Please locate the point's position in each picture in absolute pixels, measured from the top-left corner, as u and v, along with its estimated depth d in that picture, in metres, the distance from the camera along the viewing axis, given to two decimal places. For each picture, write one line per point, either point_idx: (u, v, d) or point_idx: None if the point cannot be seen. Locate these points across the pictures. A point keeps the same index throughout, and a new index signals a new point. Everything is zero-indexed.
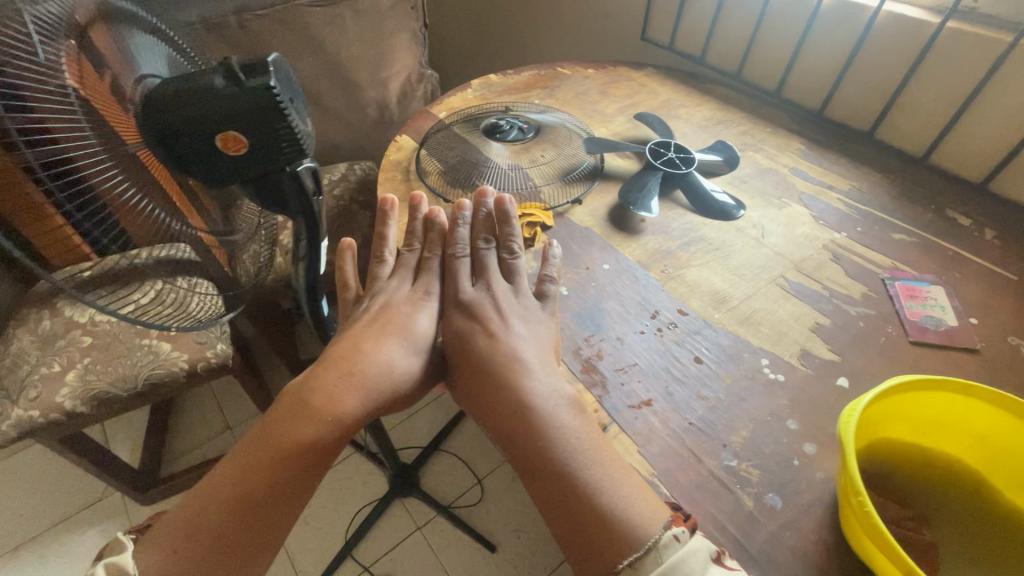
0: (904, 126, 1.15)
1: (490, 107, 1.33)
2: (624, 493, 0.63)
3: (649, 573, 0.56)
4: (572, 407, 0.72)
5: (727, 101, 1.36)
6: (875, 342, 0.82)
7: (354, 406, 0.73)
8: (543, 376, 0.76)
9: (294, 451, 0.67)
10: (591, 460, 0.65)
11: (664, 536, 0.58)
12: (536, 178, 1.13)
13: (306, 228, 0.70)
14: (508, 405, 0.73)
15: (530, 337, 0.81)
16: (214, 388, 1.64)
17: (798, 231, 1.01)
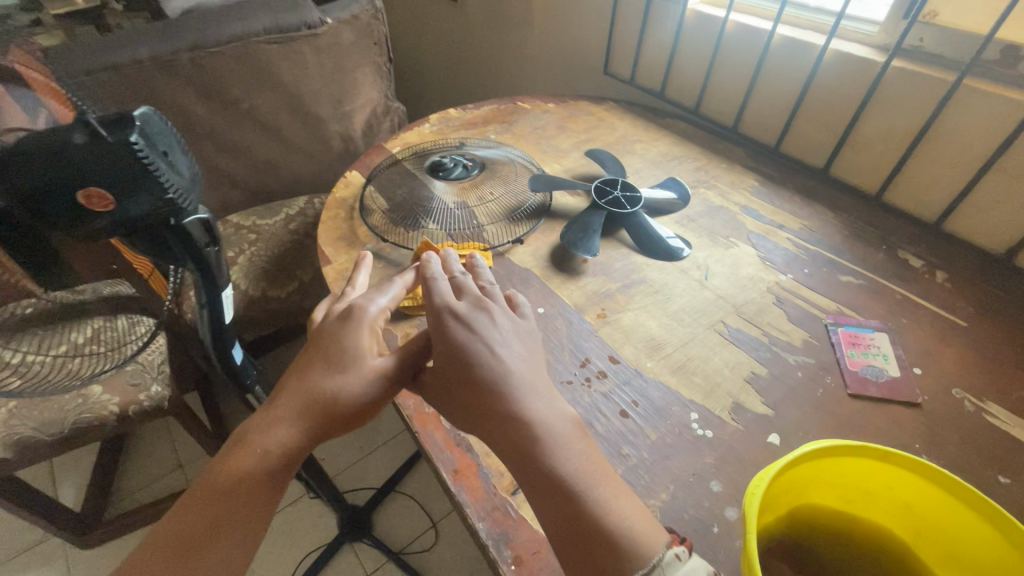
0: (857, 162, 1.13)
1: (443, 144, 1.32)
2: (620, 515, 0.55)
3: None
4: (562, 421, 0.62)
5: (684, 136, 1.34)
6: (812, 395, 0.78)
7: (295, 427, 0.62)
8: (523, 386, 0.63)
9: (237, 491, 0.59)
10: (583, 483, 0.57)
11: (665, 555, 0.52)
12: (480, 215, 1.10)
13: (200, 276, 0.69)
14: (489, 422, 0.62)
15: (508, 350, 0.66)
16: (169, 424, 1.60)
17: (743, 273, 0.98)
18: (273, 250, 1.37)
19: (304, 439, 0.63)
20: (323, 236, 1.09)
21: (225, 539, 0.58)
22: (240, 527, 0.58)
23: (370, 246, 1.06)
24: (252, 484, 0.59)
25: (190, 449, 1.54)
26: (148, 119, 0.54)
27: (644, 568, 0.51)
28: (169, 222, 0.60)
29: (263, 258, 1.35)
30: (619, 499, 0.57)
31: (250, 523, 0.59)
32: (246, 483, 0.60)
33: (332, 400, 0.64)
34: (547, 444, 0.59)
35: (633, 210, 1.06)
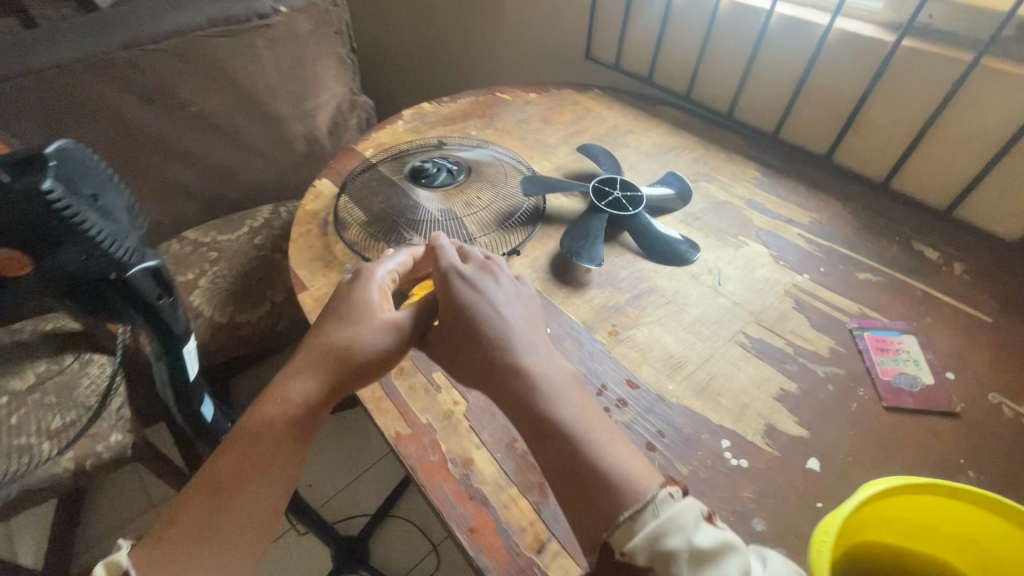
0: (862, 149, 1.07)
1: (421, 143, 1.20)
2: (618, 460, 0.55)
3: (643, 529, 0.49)
4: (562, 373, 0.63)
5: (677, 125, 1.27)
6: (847, 410, 0.73)
7: (315, 380, 0.65)
8: (524, 341, 0.65)
9: (262, 441, 0.62)
10: (581, 429, 0.57)
11: (658, 493, 0.51)
12: (470, 224, 1.01)
13: (153, 329, 0.60)
14: (490, 370, 0.64)
15: (511, 310, 0.69)
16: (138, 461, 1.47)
17: (757, 275, 0.92)
18: (238, 269, 1.24)
19: (323, 394, 0.66)
20: (295, 257, 0.97)
21: (253, 486, 0.60)
22: (266, 477, 0.61)
23: (350, 266, 0.96)
24: (275, 434, 0.63)
25: (159, 490, 1.42)
26: (68, 157, 0.46)
27: (638, 506, 0.50)
28: (114, 280, 0.52)
29: (228, 279, 1.22)
30: (619, 449, 0.56)
31: (274, 474, 0.62)
32: (271, 434, 0.63)
33: (345, 357, 0.67)
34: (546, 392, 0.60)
35: (636, 212, 0.98)
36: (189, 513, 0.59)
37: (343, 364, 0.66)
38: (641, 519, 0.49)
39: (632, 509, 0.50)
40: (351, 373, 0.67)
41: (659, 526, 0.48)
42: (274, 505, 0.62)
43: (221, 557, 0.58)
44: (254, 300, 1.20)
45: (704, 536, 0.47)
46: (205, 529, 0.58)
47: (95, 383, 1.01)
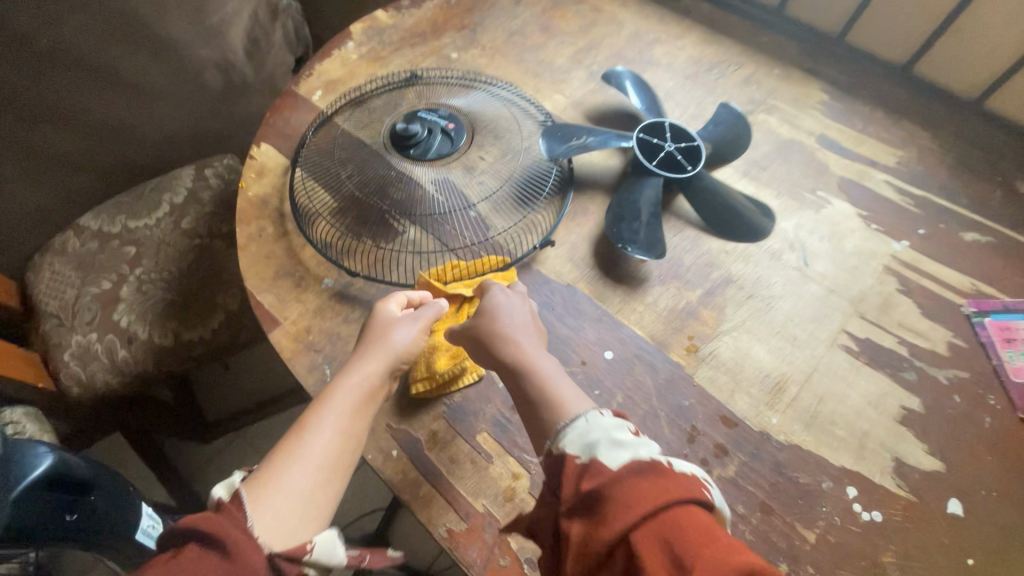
0: (955, 56, 0.86)
1: (391, 83, 0.90)
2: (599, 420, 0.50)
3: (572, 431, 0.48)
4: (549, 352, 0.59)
5: (712, 27, 0.99)
6: (980, 429, 0.61)
7: (381, 364, 0.59)
8: (525, 324, 0.60)
9: (334, 394, 0.56)
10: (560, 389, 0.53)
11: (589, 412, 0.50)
12: (478, 200, 0.76)
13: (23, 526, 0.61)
14: (487, 339, 0.58)
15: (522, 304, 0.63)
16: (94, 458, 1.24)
17: (847, 246, 0.74)
18: (170, 267, 0.96)
19: (389, 366, 0.59)
20: (252, 274, 0.72)
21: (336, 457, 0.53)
22: (343, 428, 0.55)
23: (331, 280, 0.71)
24: (352, 398, 0.56)
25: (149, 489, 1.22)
26: None
27: (569, 420, 0.50)
28: (20, 540, 0.60)
29: (159, 283, 0.95)
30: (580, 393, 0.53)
31: (350, 425, 0.55)
32: (341, 389, 0.57)
33: (398, 340, 0.60)
34: (513, 339, 0.57)
35: (696, 171, 0.75)
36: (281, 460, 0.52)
37: (399, 347, 0.60)
38: (570, 428, 0.49)
39: (566, 423, 0.50)
40: (406, 359, 0.61)
41: (583, 427, 0.48)
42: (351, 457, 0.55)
43: (307, 494, 0.51)
44: (201, 309, 0.94)
45: (622, 432, 0.47)
46: (289, 463, 0.52)
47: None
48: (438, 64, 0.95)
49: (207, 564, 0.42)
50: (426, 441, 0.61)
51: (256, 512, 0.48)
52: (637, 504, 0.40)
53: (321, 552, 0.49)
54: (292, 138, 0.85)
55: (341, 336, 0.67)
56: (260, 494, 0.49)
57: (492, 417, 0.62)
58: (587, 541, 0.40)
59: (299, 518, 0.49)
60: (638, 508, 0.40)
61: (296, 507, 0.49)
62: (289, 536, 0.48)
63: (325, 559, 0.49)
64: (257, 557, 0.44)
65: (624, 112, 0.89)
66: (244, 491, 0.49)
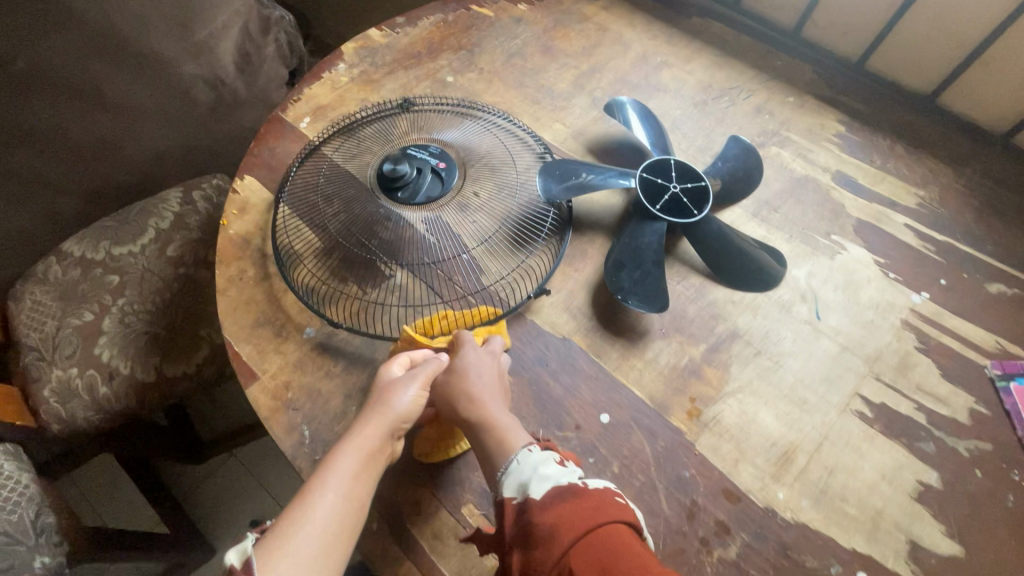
0: (984, 88, 0.80)
1: (383, 111, 0.86)
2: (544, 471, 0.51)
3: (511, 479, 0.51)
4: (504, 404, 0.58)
5: (723, 49, 0.94)
6: (1002, 509, 0.57)
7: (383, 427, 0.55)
8: (486, 376, 0.59)
9: (340, 456, 0.52)
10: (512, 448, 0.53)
11: (519, 454, 0.52)
12: (471, 242, 0.73)
13: None
14: (447, 398, 0.58)
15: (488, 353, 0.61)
16: (77, 479, 1.19)
17: (863, 298, 0.70)
18: (154, 297, 0.93)
19: (391, 427, 0.55)
20: (230, 321, 0.69)
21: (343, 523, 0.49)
22: (348, 493, 0.50)
23: (313, 330, 0.68)
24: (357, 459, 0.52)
25: (136, 514, 1.16)
26: None
27: (505, 463, 0.52)
28: None
29: (142, 314, 0.92)
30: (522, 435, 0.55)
31: (356, 490, 0.51)
32: (348, 451, 0.52)
33: (402, 401, 0.56)
34: (467, 390, 0.57)
35: (702, 215, 0.70)
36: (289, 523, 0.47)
37: (402, 410, 0.56)
38: (506, 474, 0.51)
39: (503, 471, 0.52)
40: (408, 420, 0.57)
41: (514, 470, 0.51)
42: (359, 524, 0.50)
43: (317, 563, 0.46)
44: (186, 342, 0.91)
45: (549, 465, 0.50)
46: (296, 528, 0.47)
47: (14, 493, 0.78)
48: (432, 89, 0.90)
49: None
50: (409, 513, 0.57)
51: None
52: (566, 535, 0.44)
53: None
54: (278, 170, 0.81)
55: (322, 393, 0.64)
56: (269, 563, 0.44)
57: (479, 487, 0.59)
58: (528, 572, 0.44)
59: None
60: (563, 539, 0.43)
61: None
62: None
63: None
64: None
65: (626, 144, 0.84)
66: (257, 558, 0.44)
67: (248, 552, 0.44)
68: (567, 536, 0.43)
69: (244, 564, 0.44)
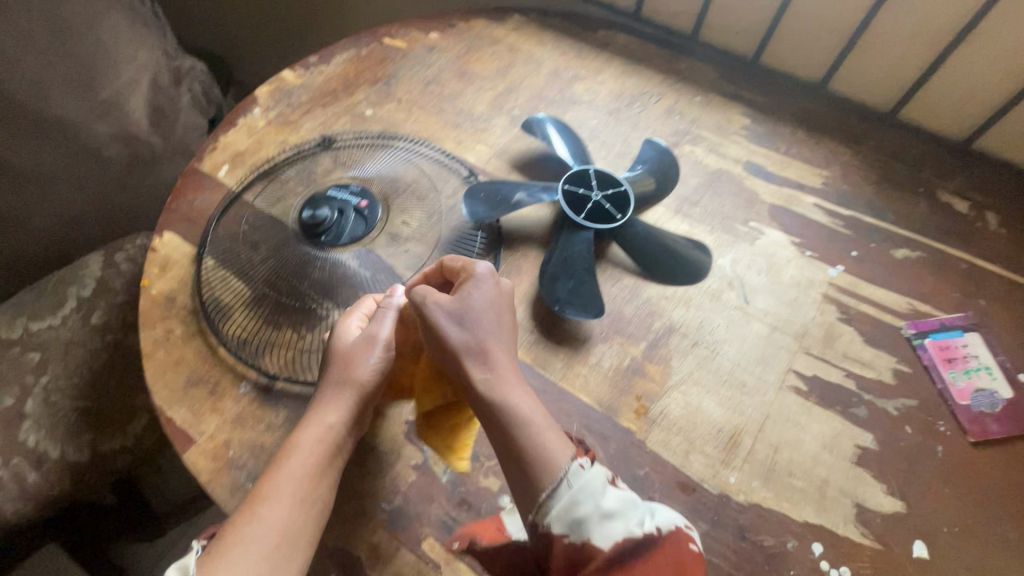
0: (867, 72, 0.87)
1: (304, 151, 0.85)
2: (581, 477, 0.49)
3: (562, 507, 0.47)
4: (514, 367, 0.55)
5: (630, 57, 0.99)
6: (934, 460, 0.60)
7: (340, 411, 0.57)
8: (494, 337, 0.55)
9: (294, 455, 0.55)
10: (527, 422, 0.51)
11: (571, 468, 0.49)
12: (405, 271, 0.74)
13: None
14: (456, 352, 0.53)
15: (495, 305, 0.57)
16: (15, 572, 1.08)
17: (785, 278, 0.73)
18: (82, 371, 0.88)
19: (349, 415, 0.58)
20: (160, 386, 0.65)
21: (298, 521, 0.52)
22: (300, 495, 0.53)
23: (250, 383, 0.66)
24: (309, 458, 0.55)
25: None
26: None
27: (554, 483, 0.48)
28: None
29: (69, 390, 0.86)
30: (562, 444, 0.50)
31: (310, 489, 0.54)
32: (302, 450, 0.56)
33: (362, 373, 0.59)
34: (477, 353, 0.53)
35: (625, 219, 0.74)
36: (244, 528, 0.51)
37: (363, 385, 0.59)
38: (557, 498, 0.47)
39: (551, 491, 0.48)
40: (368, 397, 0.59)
41: (569, 498, 0.47)
42: (313, 525, 0.53)
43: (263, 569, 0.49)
44: (120, 414, 0.86)
45: (611, 499, 0.48)
46: (245, 537, 0.51)
47: None
48: (352, 123, 0.90)
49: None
50: (367, 557, 0.56)
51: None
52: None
53: None
54: (199, 222, 0.79)
55: (265, 447, 0.62)
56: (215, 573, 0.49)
57: (437, 517, 0.58)
58: None
59: None
60: None
61: None
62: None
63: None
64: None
65: (548, 157, 0.87)
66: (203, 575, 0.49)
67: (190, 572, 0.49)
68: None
69: None
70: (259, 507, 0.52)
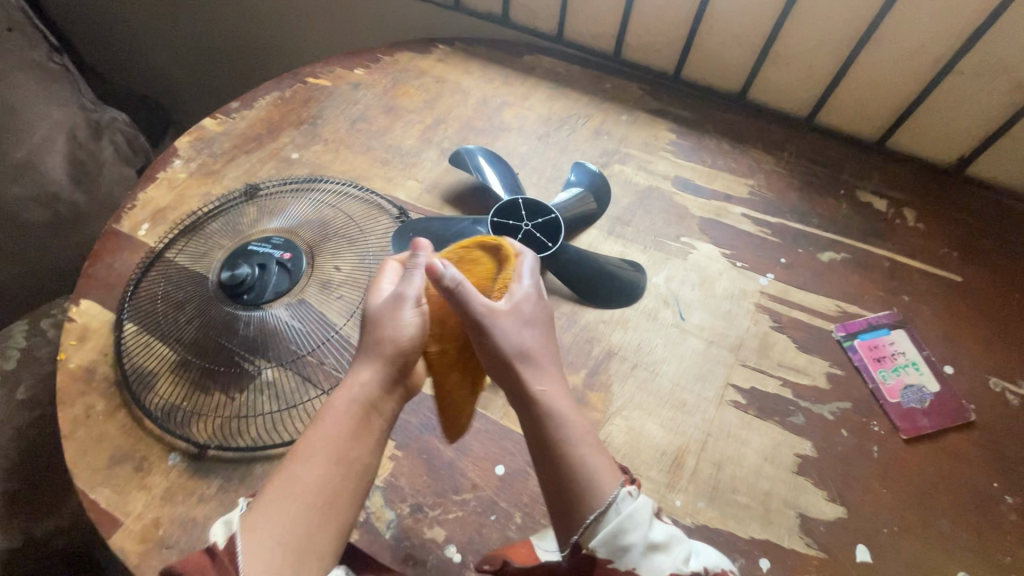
0: (780, 82, 0.90)
1: (228, 202, 0.83)
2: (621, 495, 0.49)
3: (609, 533, 0.48)
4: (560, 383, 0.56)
5: (555, 80, 1.00)
6: (871, 461, 0.61)
7: (378, 368, 0.53)
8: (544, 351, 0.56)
9: (332, 418, 0.52)
10: (573, 439, 0.52)
11: (619, 494, 0.49)
12: (338, 319, 0.72)
13: None
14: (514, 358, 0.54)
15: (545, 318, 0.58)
16: None
17: (717, 290, 0.75)
18: (9, 450, 0.83)
19: (389, 372, 0.54)
20: (80, 467, 0.62)
21: (340, 484, 0.50)
22: (341, 459, 0.50)
23: (179, 455, 0.62)
24: (350, 418, 0.52)
25: None
26: None
27: (602, 508, 0.48)
28: None
29: None
30: (611, 470, 0.51)
31: (351, 450, 0.51)
32: (340, 411, 0.52)
33: (405, 330, 0.54)
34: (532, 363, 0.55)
35: (557, 247, 0.72)
36: (286, 485, 0.49)
37: (405, 341, 0.54)
38: (605, 523, 0.48)
39: (597, 515, 0.48)
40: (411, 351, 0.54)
41: (617, 523, 0.48)
42: (354, 491, 0.50)
43: (306, 533, 0.47)
44: (52, 492, 0.81)
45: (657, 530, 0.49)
46: (285, 499, 0.48)
47: None
48: (278, 169, 0.88)
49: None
50: None
51: (256, 550, 0.45)
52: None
53: None
54: (119, 286, 0.75)
55: (197, 521, 0.59)
56: (259, 534, 0.46)
57: None
58: None
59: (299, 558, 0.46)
60: None
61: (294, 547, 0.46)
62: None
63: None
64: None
65: (480, 188, 0.86)
66: (242, 537, 0.45)
67: (232, 531, 0.46)
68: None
69: (228, 543, 0.45)
70: (298, 470, 0.49)
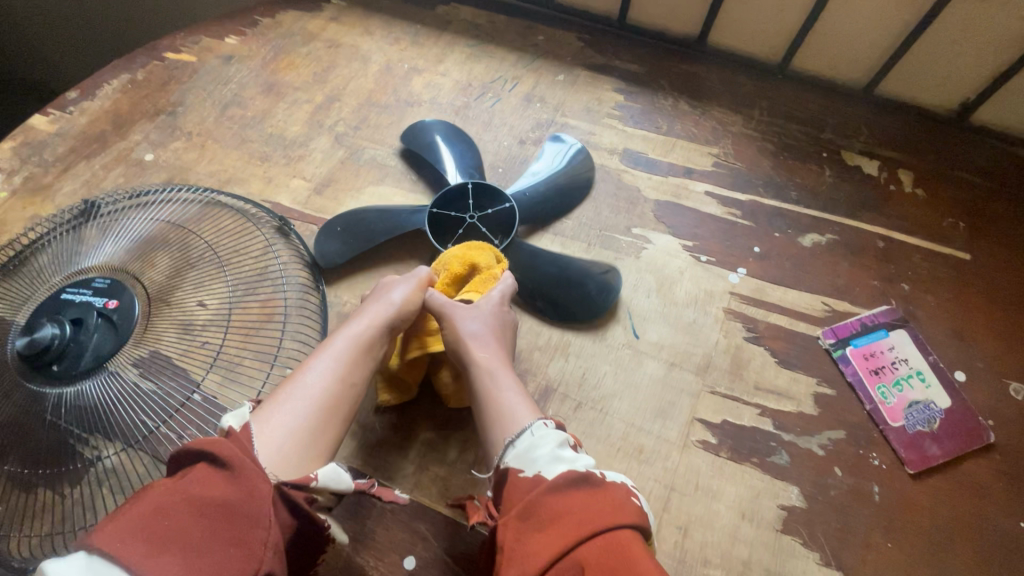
0: (747, 20, 0.73)
1: (56, 225, 0.62)
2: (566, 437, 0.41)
3: (521, 450, 0.40)
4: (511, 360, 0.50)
5: (477, 35, 0.81)
6: (871, 507, 0.50)
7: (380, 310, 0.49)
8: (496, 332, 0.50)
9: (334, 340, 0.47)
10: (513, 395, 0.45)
11: (534, 424, 0.41)
12: (199, 373, 0.56)
13: None
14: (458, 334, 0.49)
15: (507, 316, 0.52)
16: None
17: (679, 295, 0.60)
18: None
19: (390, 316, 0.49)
20: None
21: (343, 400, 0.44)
22: (345, 375, 0.45)
23: None
24: (356, 339, 0.47)
25: None
26: None
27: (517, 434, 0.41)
28: None
29: None
30: (533, 408, 0.44)
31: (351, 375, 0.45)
32: (344, 333, 0.47)
33: (398, 292, 0.51)
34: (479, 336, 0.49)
35: (508, 244, 0.61)
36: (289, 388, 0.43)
37: (400, 300, 0.50)
38: (517, 441, 0.40)
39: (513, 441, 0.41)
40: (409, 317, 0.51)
41: (527, 439, 0.40)
42: (355, 405, 0.45)
43: (305, 432, 0.41)
44: None
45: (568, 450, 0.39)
46: (282, 398, 0.42)
47: None
48: (127, 177, 0.70)
49: (215, 490, 0.32)
50: None
51: (260, 438, 0.39)
52: (566, 531, 0.32)
53: (329, 482, 0.40)
54: None
55: None
56: (260, 428, 0.40)
57: None
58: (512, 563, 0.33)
59: (300, 458, 0.40)
60: (564, 540, 0.32)
61: (297, 447, 0.40)
62: (290, 469, 0.39)
63: (334, 487, 0.40)
64: (267, 484, 0.33)
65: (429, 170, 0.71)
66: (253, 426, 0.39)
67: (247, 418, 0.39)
68: (568, 530, 0.32)
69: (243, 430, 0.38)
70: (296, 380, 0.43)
